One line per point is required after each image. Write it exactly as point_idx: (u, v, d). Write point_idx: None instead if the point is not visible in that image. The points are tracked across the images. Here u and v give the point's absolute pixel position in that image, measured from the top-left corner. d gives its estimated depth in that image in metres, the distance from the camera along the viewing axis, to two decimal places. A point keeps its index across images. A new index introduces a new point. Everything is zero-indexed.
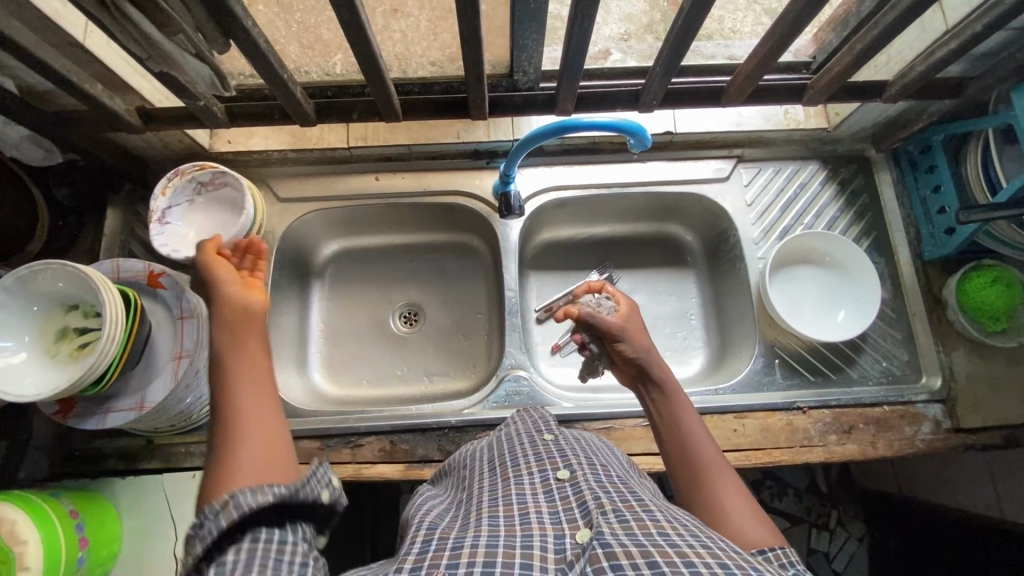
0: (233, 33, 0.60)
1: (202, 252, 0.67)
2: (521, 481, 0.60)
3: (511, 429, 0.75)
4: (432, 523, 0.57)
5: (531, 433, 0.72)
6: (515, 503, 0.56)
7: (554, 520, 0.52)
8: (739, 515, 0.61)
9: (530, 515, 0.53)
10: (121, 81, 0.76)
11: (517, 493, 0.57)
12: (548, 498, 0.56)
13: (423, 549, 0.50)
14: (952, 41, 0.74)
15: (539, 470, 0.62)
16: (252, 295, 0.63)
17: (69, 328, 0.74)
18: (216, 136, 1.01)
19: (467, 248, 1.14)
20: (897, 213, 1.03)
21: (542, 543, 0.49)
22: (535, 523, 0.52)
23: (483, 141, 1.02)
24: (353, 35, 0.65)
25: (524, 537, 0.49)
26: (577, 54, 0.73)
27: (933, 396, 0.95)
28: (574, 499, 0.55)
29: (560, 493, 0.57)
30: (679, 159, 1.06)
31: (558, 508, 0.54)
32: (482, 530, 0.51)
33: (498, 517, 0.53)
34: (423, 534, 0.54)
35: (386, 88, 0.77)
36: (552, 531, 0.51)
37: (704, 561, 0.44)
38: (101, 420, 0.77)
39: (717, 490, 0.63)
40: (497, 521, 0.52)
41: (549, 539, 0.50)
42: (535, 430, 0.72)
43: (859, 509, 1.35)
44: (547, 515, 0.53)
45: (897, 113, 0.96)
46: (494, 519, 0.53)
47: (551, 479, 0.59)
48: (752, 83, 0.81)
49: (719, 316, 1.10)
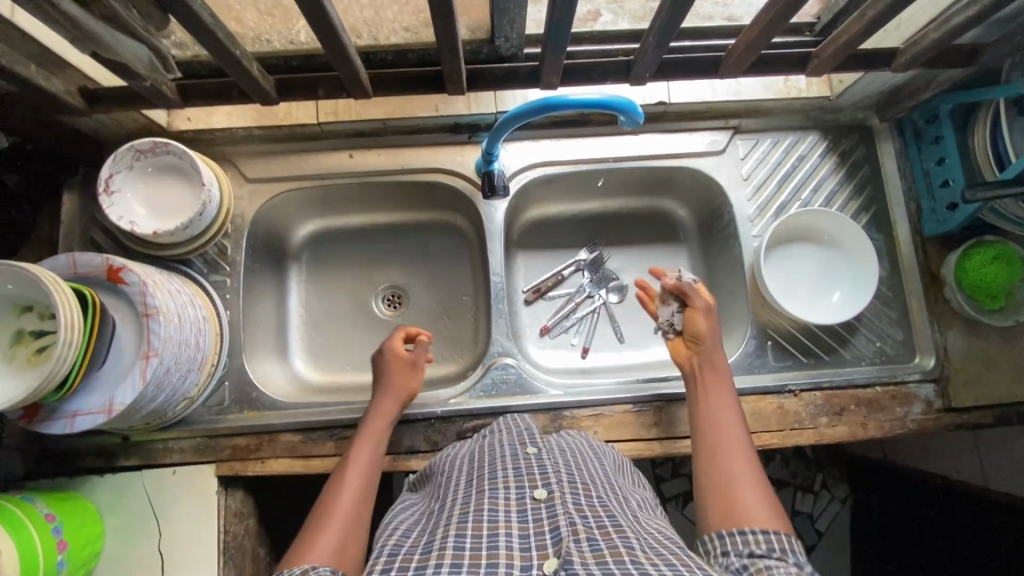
0: (171, 6, 0.53)
1: (398, 333, 0.92)
2: (496, 495, 0.58)
3: (496, 439, 0.73)
4: (396, 547, 0.55)
5: (513, 445, 0.69)
6: (485, 521, 0.54)
7: (523, 545, 0.51)
8: (748, 491, 0.63)
9: (500, 537, 0.52)
10: (59, 59, 0.69)
11: (489, 509, 0.56)
12: (520, 518, 0.54)
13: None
14: (970, 7, 0.69)
15: (516, 486, 0.60)
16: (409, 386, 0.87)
17: (25, 332, 0.70)
18: (174, 113, 0.93)
19: (450, 227, 1.09)
20: (898, 187, 0.99)
21: (507, 574, 0.47)
22: (502, 548, 0.50)
23: (463, 114, 0.96)
24: (311, 7, 0.58)
25: (489, 566, 0.48)
26: (561, 22, 0.66)
27: (925, 376, 0.93)
28: (547, 523, 0.53)
29: (534, 514, 0.55)
30: (672, 131, 0.99)
31: (529, 531, 0.53)
32: (444, 555, 0.50)
33: (465, 536, 0.52)
34: (383, 561, 0.53)
35: (352, 63, 0.70)
36: (520, 559, 0.49)
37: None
38: (67, 425, 0.73)
39: (731, 468, 0.66)
40: (462, 542, 0.51)
41: (515, 569, 0.48)
42: (518, 442, 0.70)
43: (843, 472, 1.36)
44: (517, 538, 0.52)
45: (904, 81, 0.90)
46: (461, 538, 0.51)
47: (528, 498, 0.57)
48: (753, 52, 0.75)
49: (712, 294, 1.07)
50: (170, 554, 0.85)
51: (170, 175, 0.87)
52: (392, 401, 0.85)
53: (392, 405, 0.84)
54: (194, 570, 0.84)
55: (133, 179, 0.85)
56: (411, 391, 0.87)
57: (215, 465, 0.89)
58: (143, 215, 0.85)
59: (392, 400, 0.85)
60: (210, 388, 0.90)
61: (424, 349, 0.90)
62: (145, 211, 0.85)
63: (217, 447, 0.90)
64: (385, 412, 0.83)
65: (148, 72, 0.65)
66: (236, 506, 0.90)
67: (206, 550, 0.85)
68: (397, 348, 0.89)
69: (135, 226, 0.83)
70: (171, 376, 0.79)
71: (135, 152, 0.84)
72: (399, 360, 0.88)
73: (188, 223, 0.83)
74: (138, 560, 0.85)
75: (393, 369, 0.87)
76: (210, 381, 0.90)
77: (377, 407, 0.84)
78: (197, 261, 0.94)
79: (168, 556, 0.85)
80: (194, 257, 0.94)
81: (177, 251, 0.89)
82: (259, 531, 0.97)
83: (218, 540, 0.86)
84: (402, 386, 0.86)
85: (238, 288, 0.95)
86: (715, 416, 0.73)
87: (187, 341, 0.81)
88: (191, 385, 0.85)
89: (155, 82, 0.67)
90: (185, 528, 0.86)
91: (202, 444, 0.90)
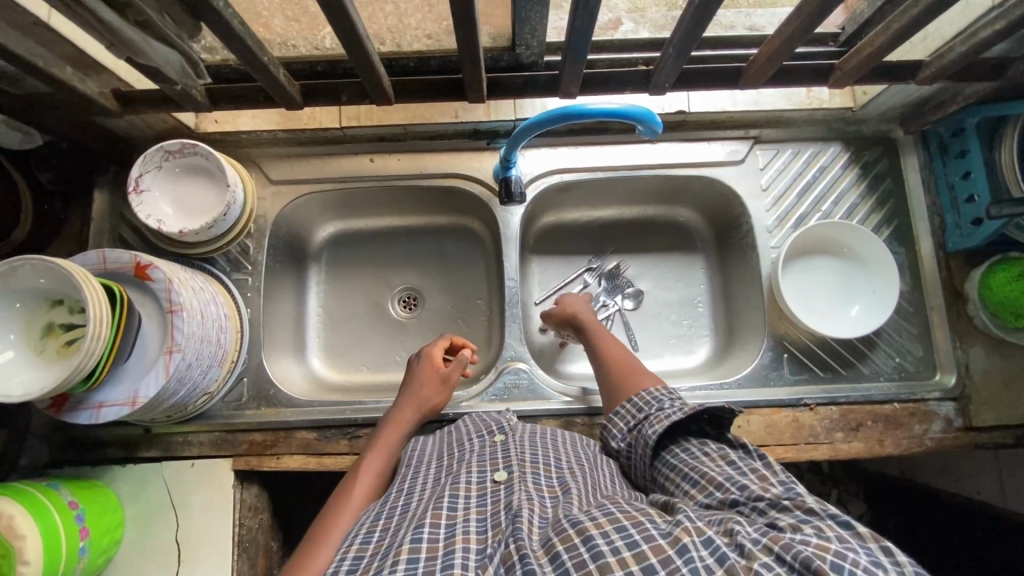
0: (204, 14, 0.55)
1: (433, 343, 0.89)
2: (458, 480, 0.59)
3: (462, 429, 0.75)
4: (355, 559, 0.52)
5: (479, 434, 0.71)
6: (445, 509, 0.54)
7: (479, 528, 0.52)
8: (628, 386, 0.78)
9: (458, 523, 0.52)
10: (94, 62, 0.71)
11: (449, 496, 0.56)
12: (479, 502, 0.56)
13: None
14: (1000, 20, 0.68)
15: (478, 470, 0.61)
16: (434, 398, 0.85)
17: (55, 325, 0.73)
18: (203, 116, 0.96)
19: (466, 231, 1.10)
20: (921, 200, 0.97)
21: (463, 559, 0.49)
22: (458, 533, 0.51)
23: (483, 120, 0.97)
24: (335, 14, 0.59)
25: (446, 555, 0.49)
26: (583, 33, 0.67)
27: (946, 394, 0.91)
28: (503, 503, 0.55)
29: (493, 496, 0.57)
30: (691, 140, 0.99)
31: (487, 513, 0.54)
32: (401, 552, 0.49)
33: (423, 529, 0.51)
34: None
35: (376, 71, 0.72)
36: (476, 543, 0.51)
37: (601, 531, 0.49)
38: (93, 415, 0.76)
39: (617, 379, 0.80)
40: (420, 535, 0.50)
41: (470, 553, 0.50)
42: (486, 431, 0.72)
43: (860, 489, 1.30)
44: (475, 522, 0.53)
45: (930, 94, 0.89)
46: (418, 533, 0.51)
47: (488, 480, 0.59)
48: (774, 64, 0.75)
49: (728, 304, 1.06)
50: (186, 544, 0.87)
51: (196, 175, 0.89)
52: (414, 411, 0.83)
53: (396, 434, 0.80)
54: (210, 560, 0.86)
55: (162, 178, 0.88)
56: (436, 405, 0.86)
57: (232, 459, 0.91)
58: (169, 214, 0.88)
59: (397, 427, 0.81)
60: (229, 384, 0.93)
61: (460, 367, 0.87)
62: (172, 210, 0.88)
63: (234, 442, 0.92)
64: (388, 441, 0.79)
65: (179, 77, 0.68)
66: (251, 500, 0.92)
67: (221, 541, 0.87)
68: (431, 360, 0.87)
69: (162, 224, 0.85)
70: (193, 371, 0.81)
71: (165, 153, 0.86)
72: (429, 375, 0.86)
73: (213, 223, 0.86)
74: (156, 550, 0.87)
75: (423, 380, 0.85)
76: (230, 376, 0.92)
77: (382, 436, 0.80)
78: (221, 260, 0.97)
79: (184, 547, 0.87)
80: (217, 256, 0.96)
81: (201, 250, 0.92)
82: (272, 525, 0.98)
83: (233, 533, 0.88)
84: (427, 401, 0.84)
85: (258, 287, 0.97)
86: (606, 353, 0.85)
87: (209, 337, 0.84)
88: (212, 381, 0.87)
89: (187, 86, 0.70)
90: (202, 519, 0.88)
91: (221, 438, 0.92)
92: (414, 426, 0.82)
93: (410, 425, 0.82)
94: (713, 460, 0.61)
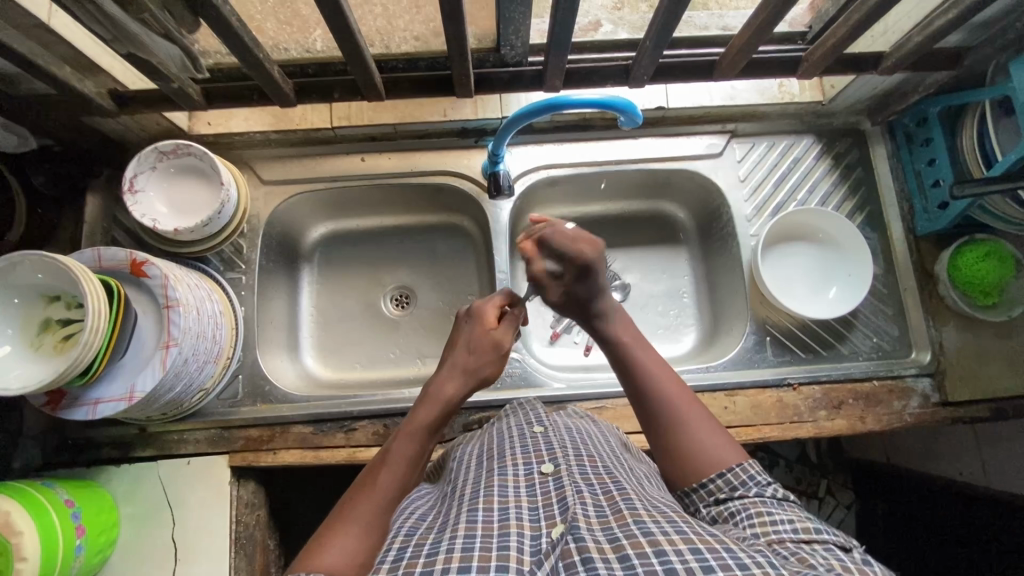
0: (203, 11, 0.59)
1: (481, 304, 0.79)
2: (505, 471, 0.58)
3: (505, 422, 0.73)
4: (412, 527, 0.54)
5: (521, 425, 0.70)
6: (495, 495, 0.53)
7: (532, 516, 0.50)
8: (701, 440, 0.63)
9: (510, 509, 0.51)
10: (91, 62, 0.74)
11: (499, 485, 0.55)
12: (529, 492, 0.54)
13: (398, 557, 0.48)
14: (949, 11, 0.73)
15: (523, 463, 0.59)
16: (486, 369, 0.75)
17: (52, 320, 0.74)
18: (195, 119, 0.98)
19: (457, 229, 1.13)
20: (891, 187, 1.02)
21: (518, 543, 0.46)
22: (513, 519, 0.49)
23: (470, 118, 1.00)
24: (329, 11, 0.62)
25: (501, 536, 0.47)
26: (564, 29, 0.71)
27: (922, 370, 0.95)
28: (555, 494, 0.53)
29: (542, 487, 0.55)
30: (670, 135, 1.04)
31: (538, 503, 0.52)
32: (458, 528, 0.48)
33: (477, 510, 0.51)
34: (400, 540, 0.51)
35: (367, 68, 0.75)
36: (529, 529, 0.48)
37: (675, 548, 0.44)
38: (89, 411, 0.76)
39: (679, 425, 0.64)
40: (475, 516, 0.50)
41: (524, 538, 0.47)
42: (525, 422, 0.70)
43: (848, 478, 1.28)
44: (527, 510, 0.51)
45: (894, 85, 0.94)
46: (472, 513, 0.50)
47: (535, 472, 0.57)
48: (745, 56, 0.79)
49: (712, 293, 1.09)
50: (183, 541, 0.87)
51: (189, 175, 0.91)
52: (457, 383, 0.72)
53: (433, 411, 0.69)
54: (207, 556, 0.86)
55: (156, 179, 0.89)
56: (482, 375, 0.74)
57: (228, 456, 0.91)
58: (164, 213, 0.89)
59: (435, 404, 0.69)
60: (225, 380, 0.93)
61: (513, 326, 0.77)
62: (166, 209, 0.90)
63: (230, 438, 0.92)
64: (423, 420, 0.68)
65: (177, 75, 0.71)
66: (246, 496, 0.92)
67: (219, 538, 0.87)
68: (483, 320, 0.76)
69: (157, 223, 0.87)
70: (189, 366, 0.82)
71: (159, 153, 0.88)
72: (475, 340, 0.75)
73: (207, 221, 0.87)
74: (153, 550, 0.87)
75: (469, 344, 0.75)
76: (225, 373, 0.93)
77: (416, 412, 0.69)
78: (214, 260, 0.98)
79: (181, 544, 0.87)
80: (210, 255, 0.98)
81: (195, 248, 0.93)
82: (268, 524, 0.98)
83: (230, 531, 0.88)
84: (474, 368, 0.73)
85: (253, 285, 0.99)
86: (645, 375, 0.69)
87: (205, 333, 0.84)
88: (207, 377, 0.88)
89: (183, 83, 0.73)
90: (198, 515, 0.88)
91: (217, 435, 0.92)
92: (456, 401, 0.71)
93: (450, 401, 0.70)
94: (795, 519, 0.53)
